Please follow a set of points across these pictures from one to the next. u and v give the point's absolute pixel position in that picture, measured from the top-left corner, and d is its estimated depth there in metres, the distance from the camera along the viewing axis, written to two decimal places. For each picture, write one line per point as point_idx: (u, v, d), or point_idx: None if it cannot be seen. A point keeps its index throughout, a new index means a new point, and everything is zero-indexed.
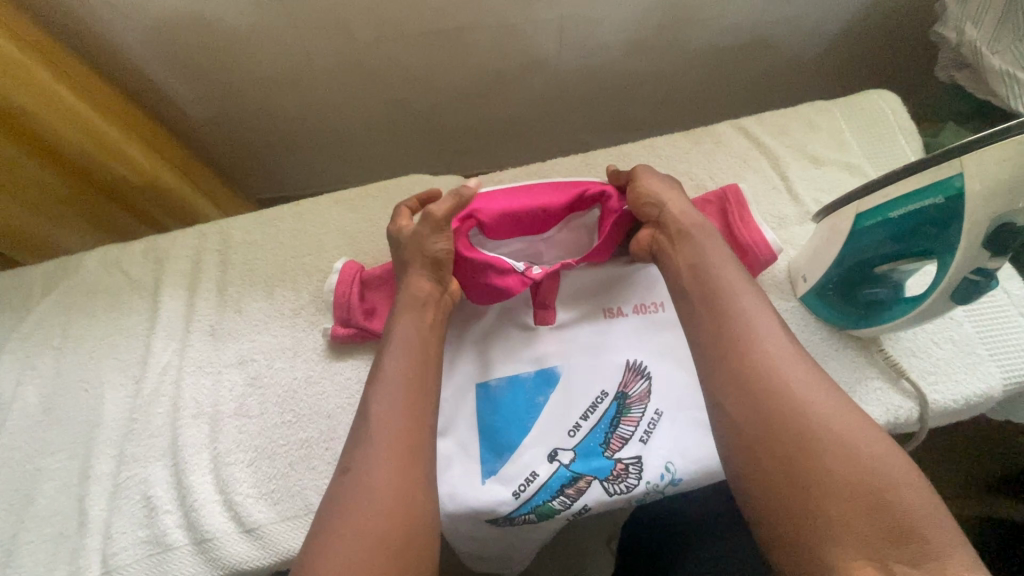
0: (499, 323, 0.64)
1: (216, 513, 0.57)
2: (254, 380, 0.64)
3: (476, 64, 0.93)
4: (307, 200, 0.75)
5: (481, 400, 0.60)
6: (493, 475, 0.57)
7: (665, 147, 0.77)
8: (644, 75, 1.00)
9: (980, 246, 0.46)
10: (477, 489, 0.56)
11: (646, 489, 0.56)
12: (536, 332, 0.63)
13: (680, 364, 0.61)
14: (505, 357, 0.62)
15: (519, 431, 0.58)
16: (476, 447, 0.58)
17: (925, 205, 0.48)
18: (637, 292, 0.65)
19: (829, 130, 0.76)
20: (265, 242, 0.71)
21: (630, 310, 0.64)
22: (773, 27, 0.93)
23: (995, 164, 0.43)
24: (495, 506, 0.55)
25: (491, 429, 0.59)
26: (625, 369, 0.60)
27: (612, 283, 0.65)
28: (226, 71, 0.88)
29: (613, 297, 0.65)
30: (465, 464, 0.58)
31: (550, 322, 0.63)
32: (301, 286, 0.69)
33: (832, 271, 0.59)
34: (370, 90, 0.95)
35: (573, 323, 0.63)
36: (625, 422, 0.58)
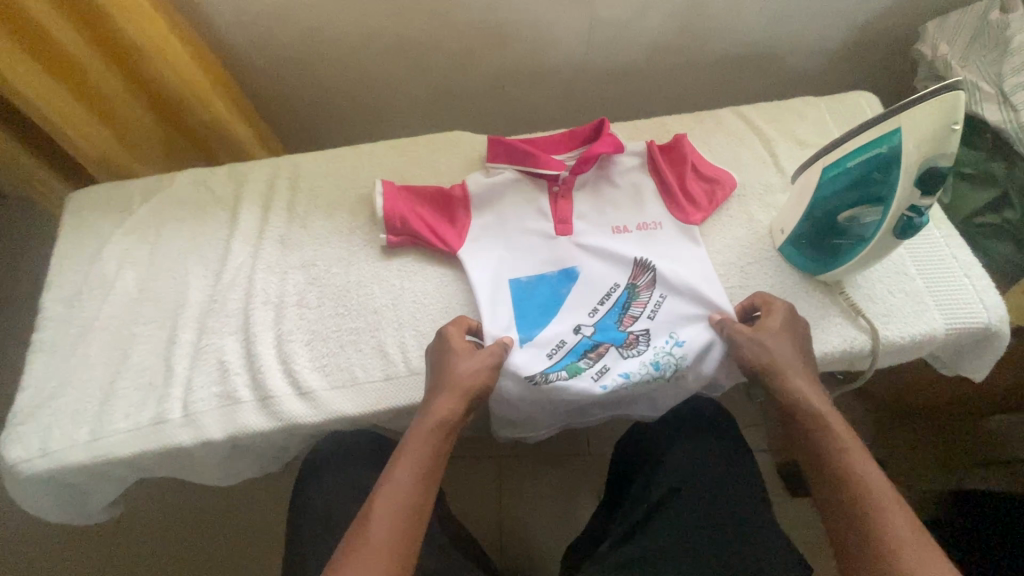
0: (526, 233, 0.77)
1: (278, 377, 0.69)
2: (314, 279, 0.76)
3: (513, 54, 1.07)
4: (365, 145, 0.88)
5: (515, 289, 0.73)
6: (529, 341, 0.69)
7: (673, 124, 0.89)
8: (661, 73, 1.13)
9: (913, 186, 0.57)
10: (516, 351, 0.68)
11: (656, 352, 0.68)
12: (557, 241, 0.76)
13: (678, 263, 0.74)
14: (536, 258, 0.75)
15: (548, 312, 0.71)
16: (513, 325, 0.70)
17: (874, 154, 0.59)
18: (641, 211, 0.78)
19: (814, 120, 0.88)
20: (329, 175, 0.85)
21: (634, 227, 0.77)
22: (775, 40, 1.07)
23: (921, 119, 0.54)
24: (533, 365, 0.67)
25: (524, 310, 0.71)
26: (635, 265, 0.74)
27: (610, 192, 0.80)
28: (294, 41, 1.02)
29: (621, 217, 0.78)
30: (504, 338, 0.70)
31: (570, 232, 0.76)
32: (357, 212, 0.81)
33: (804, 220, 0.70)
34: (417, 71, 1.09)
35: (590, 234, 0.77)
36: (636, 304, 0.72)
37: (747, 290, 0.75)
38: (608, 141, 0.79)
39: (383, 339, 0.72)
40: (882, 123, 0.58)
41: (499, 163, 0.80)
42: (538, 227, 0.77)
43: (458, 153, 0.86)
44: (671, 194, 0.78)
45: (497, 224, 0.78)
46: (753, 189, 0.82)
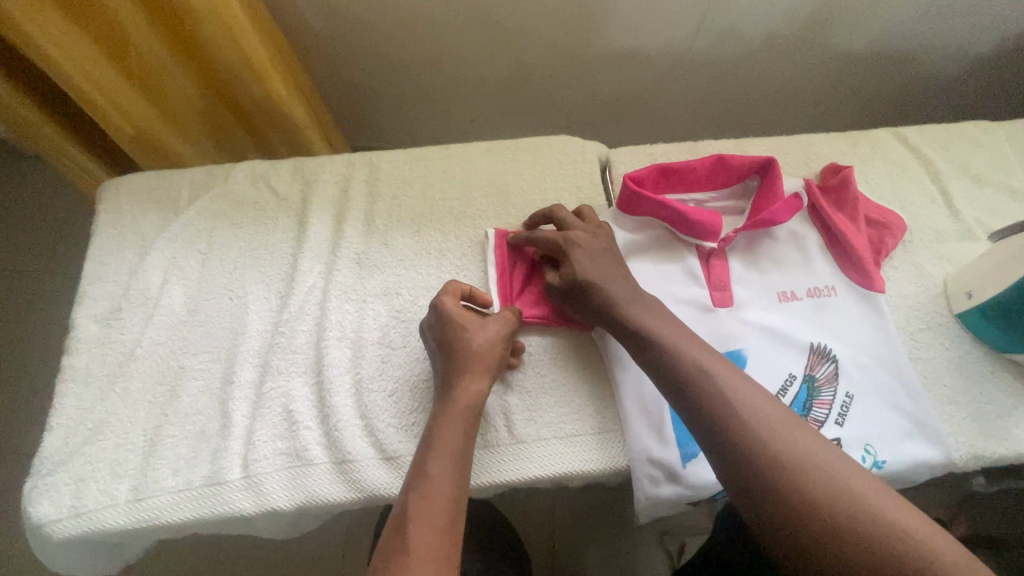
0: (673, 301, 0.64)
1: (357, 437, 0.57)
2: (398, 313, 0.63)
3: (617, 38, 0.92)
4: (456, 145, 0.74)
5: None
6: (693, 458, 0.56)
7: (822, 144, 0.75)
8: (778, 72, 0.98)
9: None
10: (678, 473, 0.56)
11: None
12: (716, 314, 0.63)
13: (863, 349, 0.62)
14: None
15: None
16: (673, 430, 0.57)
17: None
18: (807, 277, 0.66)
19: (990, 151, 0.74)
20: (414, 180, 0.71)
21: (804, 293, 0.65)
22: (921, 42, 0.92)
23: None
24: (702, 489, 0.55)
25: None
26: (810, 352, 0.61)
27: (772, 249, 0.67)
28: (365, 7, 0.87)
29: (785, 282, 0.65)
30: (661, 445, 0.56)
31: (728, 303, 0.63)
32: (449, 230, 0.68)
33: (1010, 291, 0.57)
34: (502, 50, 0.94)
35: (752, 306, 0.64)
36: (818, 404, 0.59)
37: (921, 363, 0.62)
38: (787, 203, 0.65)
39: None
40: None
41: (637, 210, 0.66)
42: (687, 294, 0.64)
43: (566, 163, 0.73)
44: (854, 262, 0.65)
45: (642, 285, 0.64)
46: (921, 234, 0.69)
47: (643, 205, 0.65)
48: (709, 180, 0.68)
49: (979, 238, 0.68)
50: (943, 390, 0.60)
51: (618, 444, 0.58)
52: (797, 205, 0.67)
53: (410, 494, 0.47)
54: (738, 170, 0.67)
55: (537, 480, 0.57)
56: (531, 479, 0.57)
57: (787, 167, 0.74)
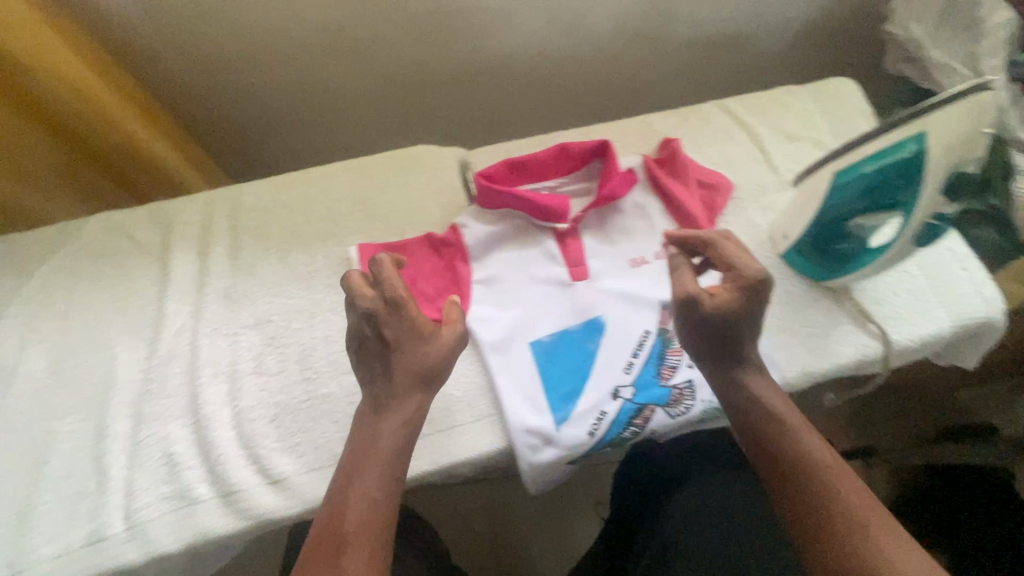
0: (535, 281, 0.68)
1: (242, 467, 0.58)
2: (273, 340, 0.65)
3: (473, 48, 0.96)
4: (316, 169, 0.76)
5: (538, 354, 0.64)
6: (565, 420, 0.61)
7: (657, 122, 0.82)
8: (630, 65, 1.06)
9: (940, 192, 0.55)
10: (552, 436, 0.60)
11: (702, 408, 0.63)
12: (574, 288, 0.68)
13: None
14: (550, 313, 0.66)
15: (579, 376, 0.63)
16: (545, 399, 0.62)
17: (897, 159, 0.55)
18: (653, 241, 0.72)
19: (798, 111, 0.84)
20: (277, 208, 0.73)
21: (653, 256, 0.71)
22: (746, 22, 1.02)
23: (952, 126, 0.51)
24: (576, 447, 0.60)
25: (552, 381, 0.63)
26: (662, 308, 0.67)
27: (620, 221, 0.73)
28: (216, 43, 0.88)
29: (634, 248, 0.72)
30: (535, 415, 0.61)
31: (584, 275, 0.69)
32: (316, 251, 0.70)
33: (809, 228, 0.66)
34: (364, 71, 0.97)
35: (607, 275, 0.69)
36: (672, 353, 0.65)
37: None
38: (624, 177, 0.71)
39: None
40: (905, 125, 0.54)
41: (491, 203, 0.70)
42: (547, 274, 0.69)
43: (425, 170, 0.76)
44: (693, 221, 0.72)
45: (504, 271, 0.68)
46: (746, 190, 0.77)
47: (496, 198, 0.70)
48: (556, 166, 0.73)
49: None
50: (775, 323, 0.68)
51: (496, 421, 0.62)
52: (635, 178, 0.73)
53: (345, 511, 0.47)
54: (579, 153, 0.72)
55: (424, 473, 0.60)
56: (418, 473, 0.60)
57: (629, 146, 0.80)
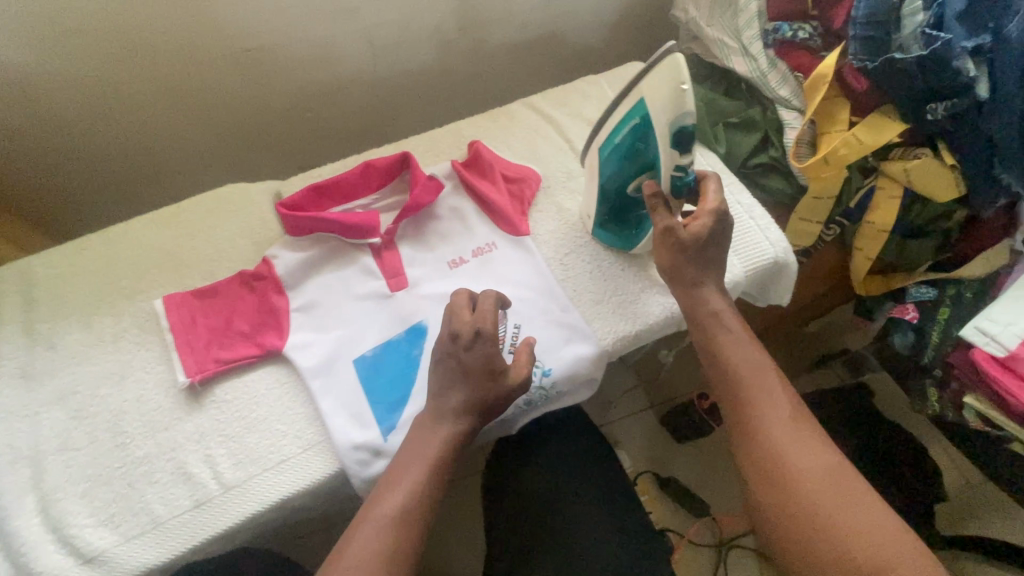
0: (354, 300, 0.69)
1: (52, 551, 0.55)
2: (78, 412, 0.62)
3: (292, 80, 0.95)
4: (118, 226, 0.74)
5: (361, 371, 0.65)
6: (393, 430, 0.62)
7: (468, 128, 0.86)
8: (462, 77, 1.08)
9: (671, 147, 0.58)
10: (381, 447, 0.61)
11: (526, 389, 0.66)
12: (394, 299, 0.69)
13: (524, 285, 0.72)
14: (371, 329, 0.67)
15: (404, 384, 0.64)
16: (371, 413, 0.63)
17: (631, 125, 0.61)
18: (470, 240, 0.75)
19: (600, 99, 0.91)
20: (75, 273, 0.69)
21: (470, 255, 0.74)
22: (559, 21, 1.07)
23: (660, 82, 0.55)
24: None
25: (378, 394, 0.64)
26: None
27: (437, 226, 0.75)
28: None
29: (452, 250, 0.74)
30: (361, 430, 0.62)
31: (404, 285, 0.70)
32: (121, 311, 0.67)
33: (601, 204, 0.71)
34: (180, 120, 0.94)
35: (427, 280, 0.71)
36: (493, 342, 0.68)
37: (571, 281, 0.74)
38: (429, 184, 0.74)
39: (184, 461, 0.60)
40: (631, 94, 0.60)
41: (300, 230, 0.70)
42: (365, 290, 0.69)
43: (234, 209, 0.75)
44: (503, 216, 0.75)
45: (322, 296, 0.69)
46: (555, 179, 0.82)
47: (303, 225, 0.70)
48: (363, 184, 0.74)
49: None
50: (589, 298, 0.73)
51: (325, 446, 0.62)
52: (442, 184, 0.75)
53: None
54: (383, 168, 0.74)
55: (256, 515, 0.59)
56: (248, 516, 0.59)
57: (443, 155, 0.83)
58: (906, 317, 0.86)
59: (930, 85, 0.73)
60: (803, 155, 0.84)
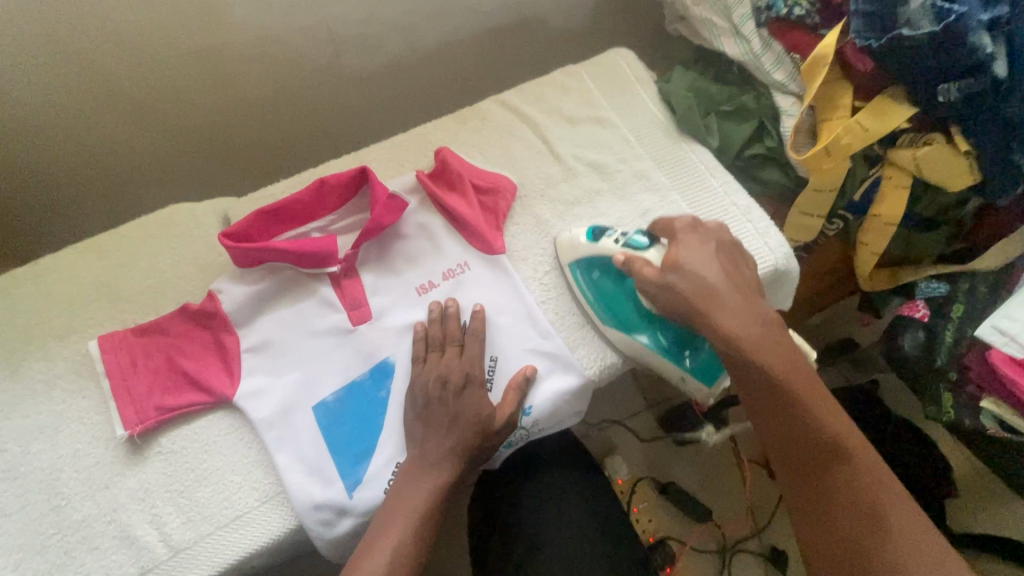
0: (312, 336, 0.62)
1: None
2: (7, 473, 0.56)
3: (243, 84, 0.87)
4: (49, 259, 0.67)
5: (323, 417, 0.59)
6: (359, 483, 0.56)
7: (436, 131, 0.78)
8: (431, 73, 1.00)
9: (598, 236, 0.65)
10: (346, 504, 0.56)
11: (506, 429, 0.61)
12: (357, 332, 0.63)
13: (500, 310, 0.65)
14: (333, 368, 0.61)
15: (370, 429, 0.59)
16: (334, 465, 0.57)
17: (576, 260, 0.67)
18: (440, 261, 0.68)
19: (579, 93, 0.83)
20: (1, 315, 0.62)
21: (440, 278, 0.67)
22: (534, 7, 0.98)
23: (568, 246, 0.67)
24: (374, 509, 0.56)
25: (342, 443, 0.58)
26: None
27: (403, 247, 0.68)
28: None
29: (421, 274, 0.67)
30: (324, 485, 0.56)
31: (367, 317, 0.63)
32: (53, 356, 0.61)
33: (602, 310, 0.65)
34: (123, 136, 0.86)
35: (393, 310, 0.65)
36: None
37: (552, 301, 0.67)
38: (391, 201, 0.67)
39: (127, 524, 0.54)
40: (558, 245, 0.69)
41: (249, 260, 0.63)
42: (325, 324, 0.63)
43: (178, 234, 0.68)
44: (475, 233, 0.68)
45: (277, 333, 0.62)
46: (533, 184, 0.75)
47: (251, 255, 0.63)
48: (319, 204, 0.67)
49: (580, 173, 0.76)
50: (571, 320, 0.66)
51: (284, 500, 0.56)
52: (405, 200, 0.68)
53: None
54: (339, 185, 0.67)
55: None
56: None
57: (409, 163, 0.76)
58: (916, 316, 0.80)
59: (940, 64, 0.66)
60: (802, 146, 0.77)
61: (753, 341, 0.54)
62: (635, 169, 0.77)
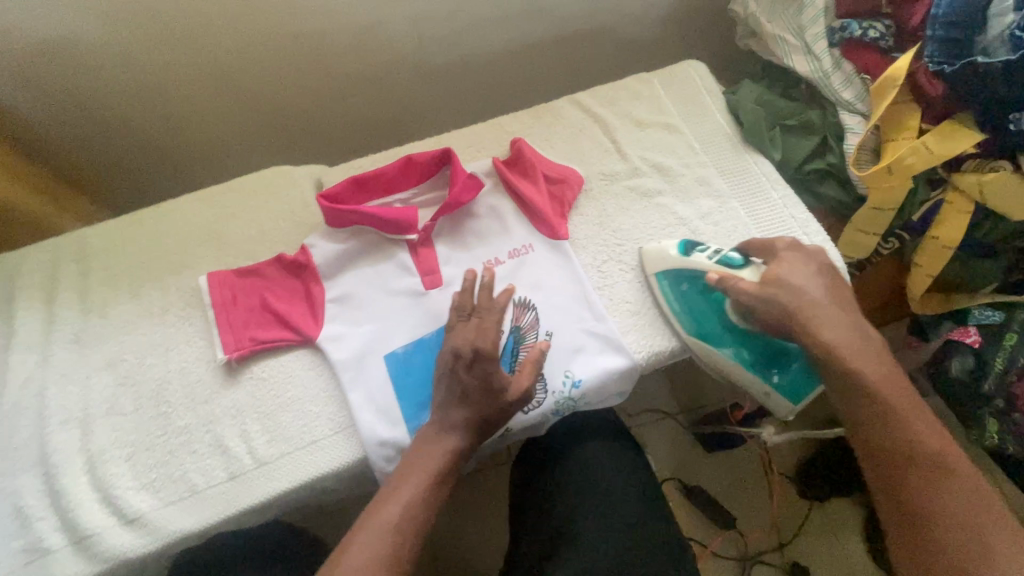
0: (388, 295, 0.69)
1: (96, 510, 0.58)
2: (126, 379, 0.65)
3: (340, 68, 0.96)
4: (169, 203, 0.76)
5: (392, 367, 0.65)
6: (420, 428, 0.62)
7: (512, 123, 0.85)
8: (506, 71, 1.07)
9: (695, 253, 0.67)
10: (407, 445, 0.61)
11: (554, 399, 0.66)
12: (428, 296, 0.69)
13: (559, 291, 0.71)
14: (404, 325, 0.67)
15: (433, 383, 0.64)
16: (399, 410, 0.63)
17: (673, 286, 0.69)
18: (507, 240, 0.73)
19: (649, 98, 0.88)
20: (127, 246, 0.72)
21: (505, 255, 0.72)
22: (610, 16, 1.04)
23: (656, 259, 0.70)
24: None
25: (407, 392, 0.64)
26: (514, 306, 0.69)
27: (474, 225, 0.74)
28: (63, 86, 0.85)
29: (488, 250, 0.73)
30: (389, 426, 0.62)
31: (438, 283, 0.69)
32: (169, 286, 0.70)
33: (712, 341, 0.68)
34: (230, 105, 0.96)
35: (461, 280, 0.70)
36: (525, 349, 0.67)
37: (608, 288, 0.72)
38: (469, 181, 0.73)
39: (220, 434, 0.62)
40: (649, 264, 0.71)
41: (339, 222, 0.71)
42: (399, 285, 0.69)
43: (278, 193, 0.76)
44: (541, 218, 0.74)
45: (358, 288, 0.69)
46: (599, 178, 0.80)
47: (342, 216, 0.70)
48: (404, 178, 0.74)
49: (644, 172, 0.81)
50: (625, 306, 0.71)
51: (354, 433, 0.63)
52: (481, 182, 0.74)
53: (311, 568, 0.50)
54: (424, 163, 0.74)
55: (287, 494, 0.61)
56: (278, 493, 0.60)
57: (485, 149, 0.82)
58: (968, 341, 0.81)
59: (1015, 97, 0.68)
60: (864, 163, 0.79)
61: (833, 342, 0.57)
62: (698, 174, 0.81)
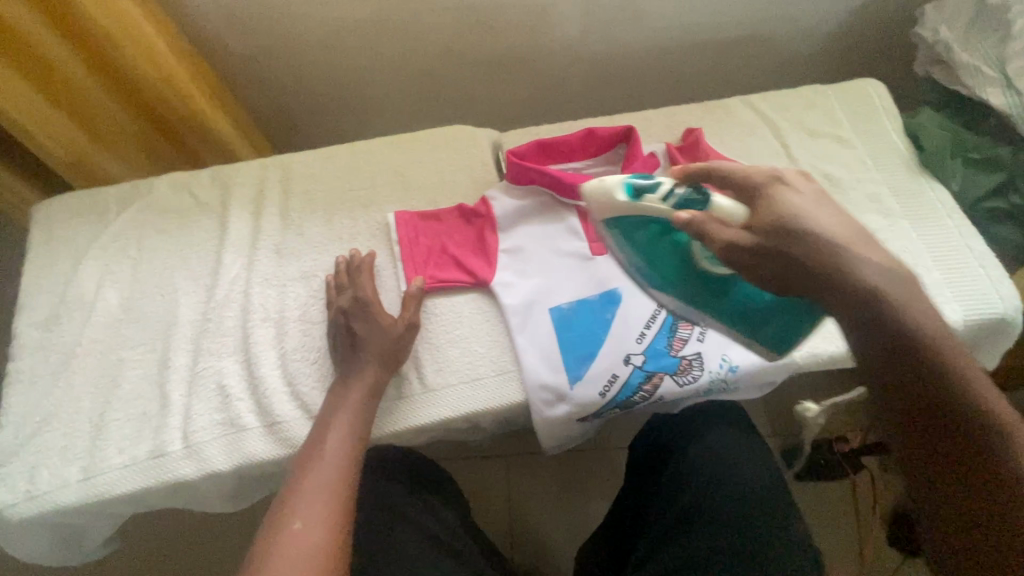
0: (557, 255, 0.72)
1: (285, 401, 0.64)
2: (317, 291, 0.71)
3: (514, 42, 1.00)
4: (361, 142, 0.83)
5: (556, 319, 0.68)
6: (579, 380, 0.66)
7: (683, 114, 0.86)
8: (664, 66, 1.08)
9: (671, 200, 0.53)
10: (568, 393, 0.65)
11: (709, 378, 0.67)
12: (594, 262, 0.72)
13: None
14: (570, 284, 0.70)
15: (594, 341, 0.67)
16: (561, 359, 0.67)
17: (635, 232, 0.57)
18: None
19: (824, 109, 0.87)
20: (325, 175, 0.79)
21: None
22: (784, 26, 1.03)
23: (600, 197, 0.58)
24: (589, 406, 0.65)
25: (570, 346, 0.67)
26: None
27: None
28: (274, 28, 0.94)
29: None
30: (551, 372, 0.66)
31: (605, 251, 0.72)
32: (357, 216, 0.77)
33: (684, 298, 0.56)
34: (406, 64, 1.02)
35: None
36: (683, 326, 0.68)
37: None
38: (647, 160, 0.75)
39: None
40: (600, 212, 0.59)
41: (520, 180, 0.75)
42: (568, 247, 0.73)
43: (460, 147, 0.82)
44: None
45: (529, 243, 0.73)
46: None
47: (523, 174, 0.74)
48: (582, 149, 0.78)
49: None
50: None
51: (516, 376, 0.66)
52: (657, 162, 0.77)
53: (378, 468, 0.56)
54: (605, 136, 0.77)
55: (449, 420, 0.66)
56: (442, 417, 0.65)
57: (655, 136, 0.84)
58: None
59: None
60: None
61: None
62: (869, 190, 0.80)
